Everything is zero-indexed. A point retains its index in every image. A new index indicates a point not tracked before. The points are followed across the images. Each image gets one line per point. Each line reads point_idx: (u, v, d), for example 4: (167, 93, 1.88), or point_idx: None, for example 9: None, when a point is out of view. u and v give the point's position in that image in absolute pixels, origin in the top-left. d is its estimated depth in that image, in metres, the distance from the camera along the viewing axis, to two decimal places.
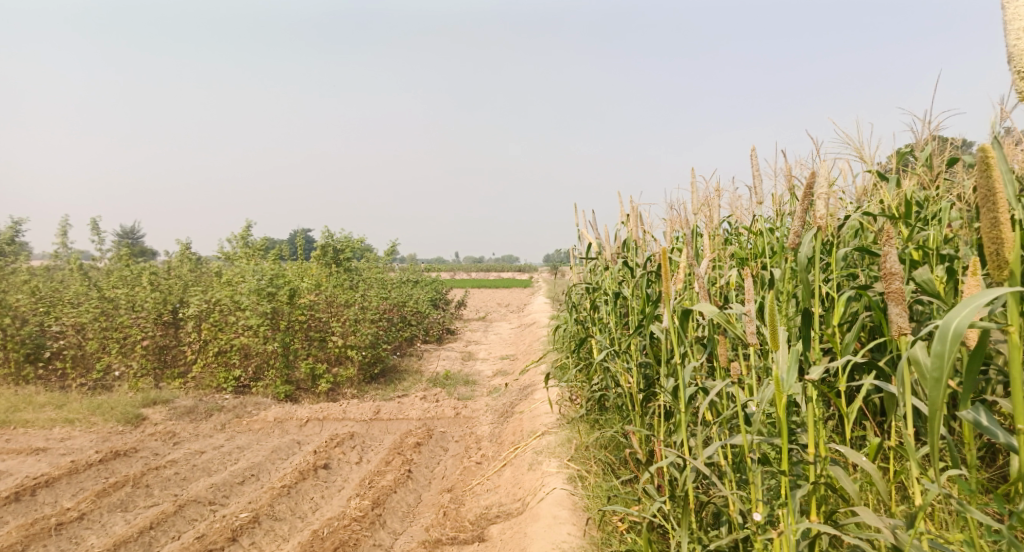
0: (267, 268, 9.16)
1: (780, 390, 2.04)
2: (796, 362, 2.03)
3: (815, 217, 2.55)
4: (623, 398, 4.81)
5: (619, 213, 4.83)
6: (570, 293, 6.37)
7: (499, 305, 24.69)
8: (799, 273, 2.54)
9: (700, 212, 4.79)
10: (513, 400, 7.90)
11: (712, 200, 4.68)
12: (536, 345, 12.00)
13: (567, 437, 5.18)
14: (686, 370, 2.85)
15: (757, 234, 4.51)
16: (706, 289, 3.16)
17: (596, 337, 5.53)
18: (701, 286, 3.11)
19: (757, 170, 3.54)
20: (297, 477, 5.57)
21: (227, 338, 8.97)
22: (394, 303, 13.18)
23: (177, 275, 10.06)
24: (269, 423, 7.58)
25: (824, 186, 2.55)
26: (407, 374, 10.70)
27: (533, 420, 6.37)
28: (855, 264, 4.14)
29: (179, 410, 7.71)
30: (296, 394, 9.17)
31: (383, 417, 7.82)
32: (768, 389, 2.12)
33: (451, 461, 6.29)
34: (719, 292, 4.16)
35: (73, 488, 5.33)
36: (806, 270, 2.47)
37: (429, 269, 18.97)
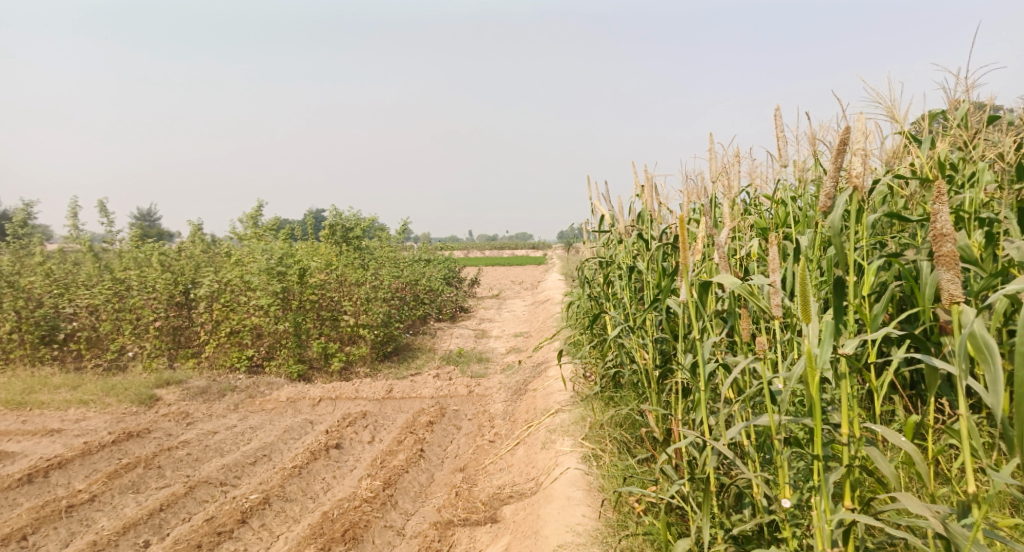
0: (277, 248, 9.07)
1: (813, 366, 1.88)
2: (830, 335, 1.86)
3: (850, 177, 2.35)
4: (639, 375, 4.67)
5: (635, 184, 4.64)
6: (582, 268, 6.21)
7: (513, 283, 24.57)
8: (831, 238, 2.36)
9: (718, 180, 4.58)
10: (526, 377, 7.80)
11: (732, 168, 4.47)
12: (549, 322, 11.87)
13: (581, 415, 5.05)
14: (706, 347, 2.69)
15: (779, 203, 4.31)
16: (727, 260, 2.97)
17: (610, 312, 5.38)
18: (722, 256, 2.94)
19: (781, 133, 3.35)
20: (308, 457, 5.54)
21: (239, 318, 8.92)
22: (406, 282, 13.10)
23: (189, 256, 10.02)
24: (282, 402, 7.55)
25: (861, 144, 2.35)
26: (420, 352, 10.64)
27: (546, 398, 6.26)
28: (884, 232, 3.93)
29: (192, 389, 7.69)
30: (309, 373, 9.14)
31: (395, 395, 7.76)
32: (798, 365, 1.96)
33: (464, 439, 6.21)
34: (741, 263, 3.97)
35: (85, 469, 5.31)
36: (840, 236, 2.30)
37: (442, 247, 18.84)
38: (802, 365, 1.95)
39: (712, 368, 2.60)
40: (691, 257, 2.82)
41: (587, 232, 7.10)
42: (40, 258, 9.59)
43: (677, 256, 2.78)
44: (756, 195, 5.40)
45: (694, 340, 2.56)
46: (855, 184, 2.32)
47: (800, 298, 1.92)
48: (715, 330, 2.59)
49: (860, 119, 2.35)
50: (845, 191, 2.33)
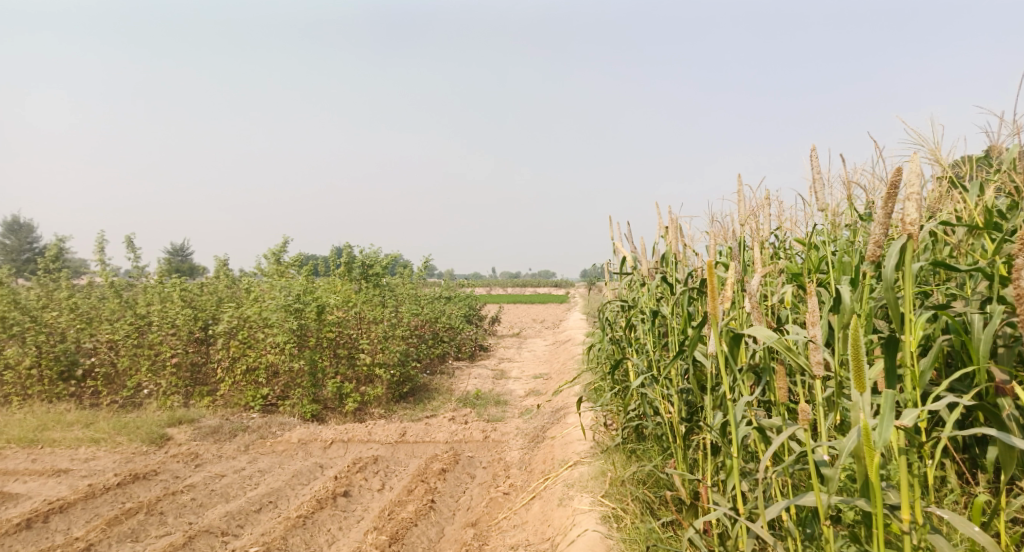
0: (295, 284, 8.96)
1: (872, 446, 1.67)
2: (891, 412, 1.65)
3: (904, 222, 2.09)
4: (663, 429, 4.41)
5: (660, 226, 4.45)
6: (604, 310, 5.98)
7: (536, 321, 24.21)
8: (883, 291, 2.11)
9: (747, 223, 4.37)
10: (545, 423, 7.51)
11: (762, 210, 4.26)
12: (570, 364, 11.55)
13: (601, 470, 4.77)
14: (739, 406, 2.47)
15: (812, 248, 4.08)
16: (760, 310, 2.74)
17: (632, 359, 5.14)
18: (753, 304, 2.73)
19: (816, 174, 3.15)
20: (314, 506, 5.34)
21: (254, 355, 8.81)
22: (426, 320, 12.93)
23: (210, 291, 9.99)
24: (293, 444, 7.35)
25: (914, 185, 2.10)
26: (437, 393, 10.39)
27: (564, 447, 5.97)
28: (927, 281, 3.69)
29: (204, 429, 7.54)
30: (323, 413, 8.94)
31: (409, 439, 7.51)
32: (852, 442, 1.74)
33: (478, 490, 5.94)
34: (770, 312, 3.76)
35: (87, 514, 5.14)
36: (892, 289, 2.06)
37: (464, 284, 18.67)
38: (854, 439, 1.74)
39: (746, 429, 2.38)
40: (720, 305, 2.60)
41: (609, 273, 6.89)
42: (64, 292, 9.65)
43: (706, 305, 2.57)
44: (785, 238, 5.18)
45: (726, 399, 2.34)
46: (910, 232, 2.04)
47: (853, 364, 1.71)
48: (748, 389, 2.37)
49: (913, 158, 2.12)
50: (899, 239, 2.08)
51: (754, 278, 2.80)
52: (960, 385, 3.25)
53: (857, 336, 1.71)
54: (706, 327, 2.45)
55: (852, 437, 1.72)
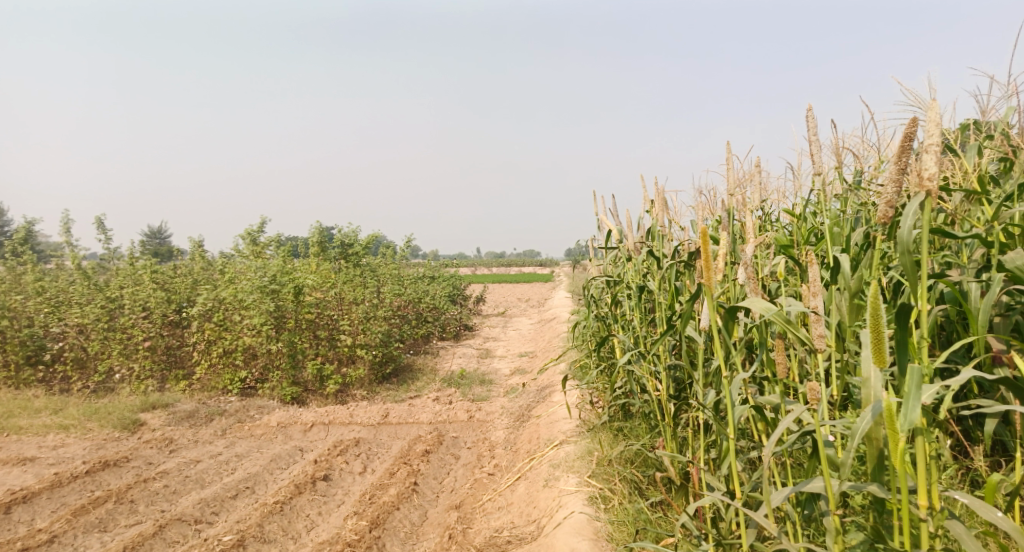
0: (271, 265, 8.71)
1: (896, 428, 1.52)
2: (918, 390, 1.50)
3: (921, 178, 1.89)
4: (651, 406, 4.27)
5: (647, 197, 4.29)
6: (588, 286, 5.81)
7: (520, 300, 24.08)
8: (897, 255, 1.93)
9: (736, 193, 4.21)
10: (530, 402, 7.39)
11: (752, 179, 4.10)
12: (555, 342, 11.42)
13: (587, 449, 4.64)
14: (735, 384, 2.32)
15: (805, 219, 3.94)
16: (756, 279, 2.60)
17: (618, 336, 4.99)
18: (750, 275, 2.57)
19: (814, 136, 2.96)
20: (292, 491, 5.17)
21: (231, 338, 8.56)
22: (409, 299, 12.72)
23: (183, 273, 9.69)
24: (272, 428, 7.15)
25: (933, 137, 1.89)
26: (421, 373, 10.23)
27: (550, 427, 5.84)
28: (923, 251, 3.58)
29: (179, 413, 7.31)
30: (304, 396, 8.74)
31: (391, 421, 7.35)
32: (866, 422, 1.60)
33: (462, 471, 5.80)
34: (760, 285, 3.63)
35: (53, 504, 4.93)
36: (908, 253, 1.88)
37: (448, 264, 18.43)
38: (868, 420, 1.60)
39: (744, 407, 2.24)
40: (715, 277, 2.43)
41: (594, 248, 6.72)
42: (32, 275, 9.31)
43: (700, 278, 2.41)
44: (771, 209, 5.04)
45: (723, 377, 2.20)
46: (929, 188, 1.84)
47: (875, 335, 1.55)
48: (744, 367, 2.23)
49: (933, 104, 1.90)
50: (915, 196, 1.89)
51: (748, 248, 2.64)
52: (955, 354, 3.17)
53: (875, 307, 1.56)
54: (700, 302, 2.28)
55: (868, 418, 1.59)
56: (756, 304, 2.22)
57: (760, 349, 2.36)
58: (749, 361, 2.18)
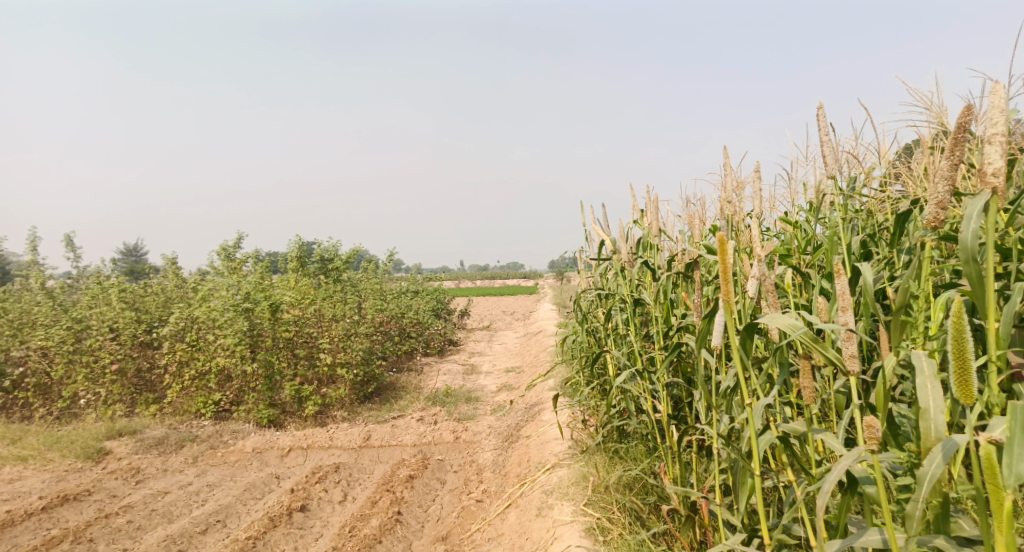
0: (245, 282, 8.40)
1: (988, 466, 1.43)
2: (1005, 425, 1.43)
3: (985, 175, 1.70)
4: (649, 427, 4.03)
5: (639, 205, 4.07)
6: (579, 300, 5.56)
7: (505, 313, 23.78)
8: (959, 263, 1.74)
9: (732, 200, 4.01)
10: (518, 421, 7.10)
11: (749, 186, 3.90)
12: (542, 357, 11.14)
13: (582, 474, 4.36)
14: (758, 409, 2.09)
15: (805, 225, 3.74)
16: (773, 290, 2.37)
17: (612, 352, 4.74)
18: (768, 286, 2.34)
19: (825, 136, 2.71)
20: (266, 525, 4.81)
21: (204, 359, 8.18)
22: (391, 315, 12.39)
23: (154, 292, 9.30)
24: (247, 454, 6.78)
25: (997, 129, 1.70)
26: (404, 392, 9.89)
27: (540, 448, 5.55)
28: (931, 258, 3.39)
29: (147, 440, 6.90)
30: (281, 418, 8.36)
31: (374, 444, 7.01)
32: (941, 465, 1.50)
33: (449, 498, 5.48)
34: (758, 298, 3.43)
35: (4, 545, 4.55)
36: (972, 261, 1.69)
37: (432, 277, 18.09)
38: (940, 463, 1.49)
39: (770, 437, 2.01)
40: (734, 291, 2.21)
41: (581, 260, 6.49)
42: None
43: (718, 292, 2.20)
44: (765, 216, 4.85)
45: (746, 402, 1.98)
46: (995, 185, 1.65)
47: (960, 365, 1.50)
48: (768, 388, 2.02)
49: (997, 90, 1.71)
50: (979, 195, 1.70)
51: (761, 261, 2.44)
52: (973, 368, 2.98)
53: (960, 332, 1.50)
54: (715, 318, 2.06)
55: (944, 461, 1.47)
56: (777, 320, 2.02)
57: (781, 368, 2.16)
58: (770, 387, 1.98)
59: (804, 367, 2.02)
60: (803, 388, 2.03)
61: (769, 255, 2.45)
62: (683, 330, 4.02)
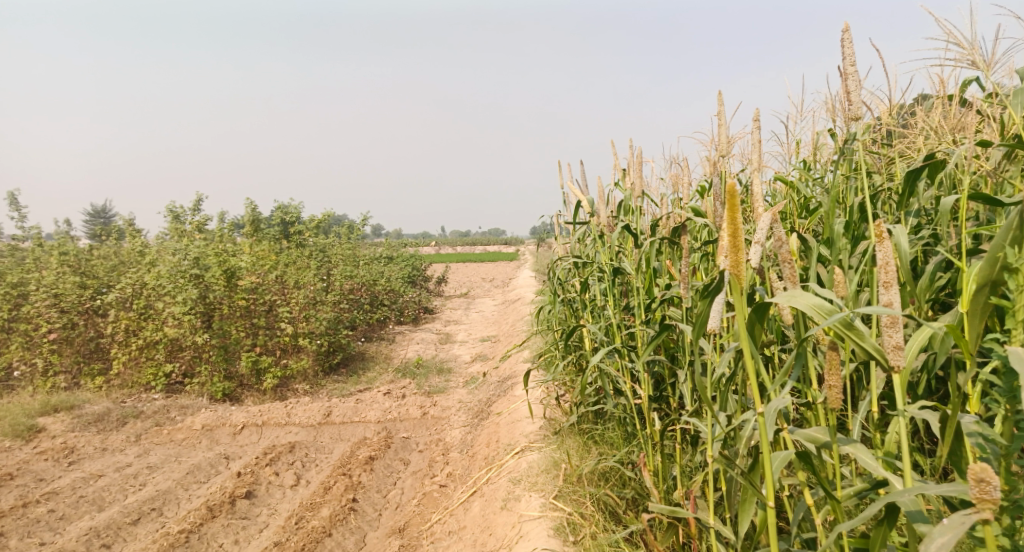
0: (194, 247, 7.84)
1: None
2: None
3: None
4: (627, 412, 3.60)
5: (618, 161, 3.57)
6: (554, 269, 5.08)
7: (484, 281, 23.30)
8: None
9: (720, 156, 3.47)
10: (490, 395, 6.67)
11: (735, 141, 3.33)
12: (519, 326, 10.67)
13: (552, 460, 3.92)
14: (771, 412, 1.65)
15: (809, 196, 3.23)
16: (792, 264, 1.93)
17: (588, 325, 4.30)
18: (788, 257, 1.90)
19: (850, 69, 2.16)
20: (204, 515, 4.33)
21: (152, 328, 7.61)
22: (361, 282, 11.88)
23: (99, 258, 8.68)
24: (196, 431, 6.28)
25: None
26: (373, 363, 9.41)
27: (510, 428, 5.11)
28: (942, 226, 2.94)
29: (86, 416, 6.36)
30: (238, 392, 7.85)
31: (335, 420, 6.54)
32: None
33: (410, 481, 5.04)
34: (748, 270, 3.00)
35: None
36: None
37: (409, 243, 17.47)
38: None
39: (787, 454, 1.60)
40: (746, 263, 1.74)
41: (559, 225, 5.99)
42: None
43: (725, 267, 1.74)
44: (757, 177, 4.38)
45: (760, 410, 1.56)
46: None
47: None
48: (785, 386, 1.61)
49: None
50: None
51: (767, 219, 1.95)
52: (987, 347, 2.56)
53: None
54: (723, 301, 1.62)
55: None
56: (802, 300, 1.61)
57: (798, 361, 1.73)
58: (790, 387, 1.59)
59: (830, 362, 1.61)
60: (831, 389, 1.60)
61: (782, 209, 1.96)
62: (669, 304, 3.58)
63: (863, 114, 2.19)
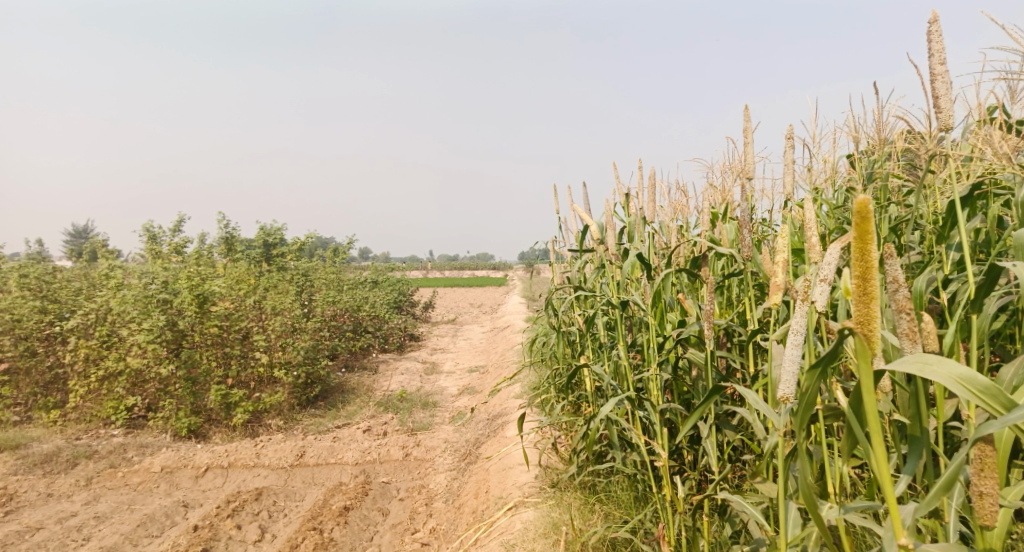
0: (161, 271, 7.36)
1: None
2: None
3: None
4: (638, 471, 3.16)
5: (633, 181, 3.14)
6: (551, 299, 4.64)
7: (473, 307, 22.80)
8: None
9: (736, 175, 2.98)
10: (479, 435, 6.17)
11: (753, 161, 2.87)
12: (509, 357, 10.14)
13: (550, 521, 3.44)
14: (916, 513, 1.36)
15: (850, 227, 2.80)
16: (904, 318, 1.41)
17: (592, 365, 3.86)
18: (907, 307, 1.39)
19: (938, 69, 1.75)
20: None
21: (114, 357, 7.05)
22: (344, 308, 11.37)
23: (62, 281, 8.16)
24: (154, 474, 5.70)
25: None
26: (353, 395, 8.87)
27: (501, 476, 4.61)
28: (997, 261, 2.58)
29: (32, 456, 5.77)
30: (205, 428, 7.28)
31: (308, 461, 6.00)
32: None
33: (388, 536, 4.51)
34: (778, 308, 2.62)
35: None
36: None
37: (396, 267, 16.96)
38: None
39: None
40: (877, 320, 1.32)
41: (555, 252, 5.58)
42: None
43: (852, 326, 1.30)
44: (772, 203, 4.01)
45: (905, 544, 1.29)
46: None
47: None
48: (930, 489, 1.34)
49: None
50: None
51: (836, 250, 1.57)
52: None
53: None
54: (866, 383, 1.23)
55: None
56: (943, 370, 1.30)
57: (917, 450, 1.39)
58: (939, 503, 1.32)
59: (980, 464, 1.37)
60: (984, 498, 1.38)
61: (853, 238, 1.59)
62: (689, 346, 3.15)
63: (950, 127, 1.79)
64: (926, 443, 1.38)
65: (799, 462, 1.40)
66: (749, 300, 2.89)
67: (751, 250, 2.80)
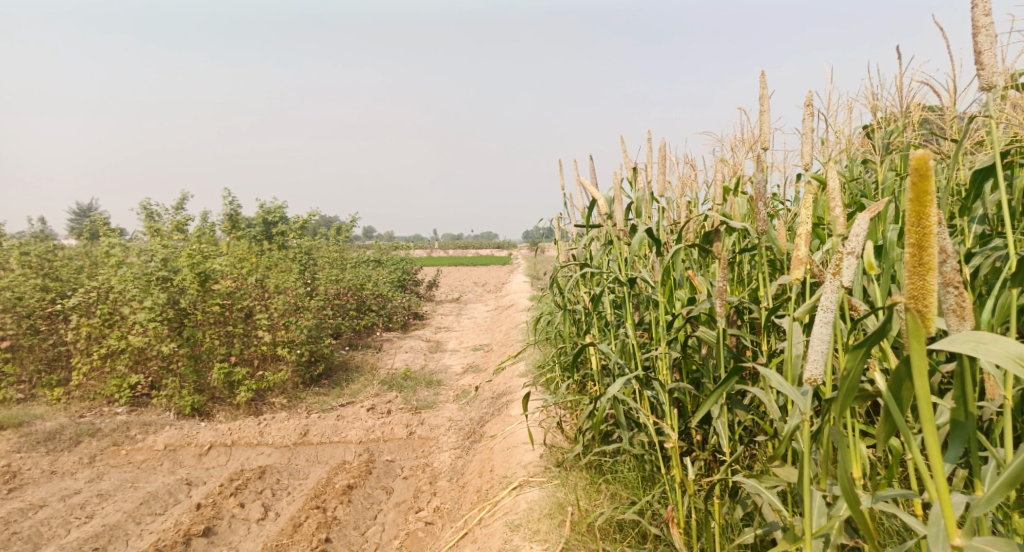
0: (161, 249, 7.29)
1: None
2: None
3: None
4: (646, 451, 3.08)
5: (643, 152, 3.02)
6: (557, 277, 4.55)
7: (478, 286, 22.74)
8: None
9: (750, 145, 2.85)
10: (483, 413, 6.12)
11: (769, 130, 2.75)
12: (514, 335, 10.07)
13: (555, 501, 3.38)
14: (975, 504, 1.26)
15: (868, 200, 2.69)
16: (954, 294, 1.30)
17: (598, 344, 3.77)
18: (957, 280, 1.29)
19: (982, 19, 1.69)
20: None
21: (116, 335, 7.01)
22: (347, 287, 11.31)
23: (64, 259, 8.10)
24: (157, 452, 5.67)
25: None
26: (357, 374, 8.85)
27: (506, 455, 4.56)
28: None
29: (35, 434, 5.75)
30: (209, 406, 7.25)
31: (312, 440, 5.97)
32: None
33: (392, 515, 4.48)
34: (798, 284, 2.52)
35: None
36: None
37: (400, 246, 16.88)
38: None
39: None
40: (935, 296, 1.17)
41: (559, 230, 5.47)
42: None
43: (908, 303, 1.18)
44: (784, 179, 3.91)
45: (958, 542, 1.20)
46: None
47: None
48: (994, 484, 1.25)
49: None
50: None
51: (865, 221, 1.48)
52: None
53: None
54: (920, 365, 1.14)
55: None
56: (998, 350, 1.21)
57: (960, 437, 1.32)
58: (1002, 500, 1.22)
59: None
60: None
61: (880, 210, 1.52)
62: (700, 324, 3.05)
63: (993, 85, 1.74)
64: (970, 430, 1.31)
65: (840, 445, 1.32)
66: (763, 275, 2.79)
67: (765, 223, 2.73)
